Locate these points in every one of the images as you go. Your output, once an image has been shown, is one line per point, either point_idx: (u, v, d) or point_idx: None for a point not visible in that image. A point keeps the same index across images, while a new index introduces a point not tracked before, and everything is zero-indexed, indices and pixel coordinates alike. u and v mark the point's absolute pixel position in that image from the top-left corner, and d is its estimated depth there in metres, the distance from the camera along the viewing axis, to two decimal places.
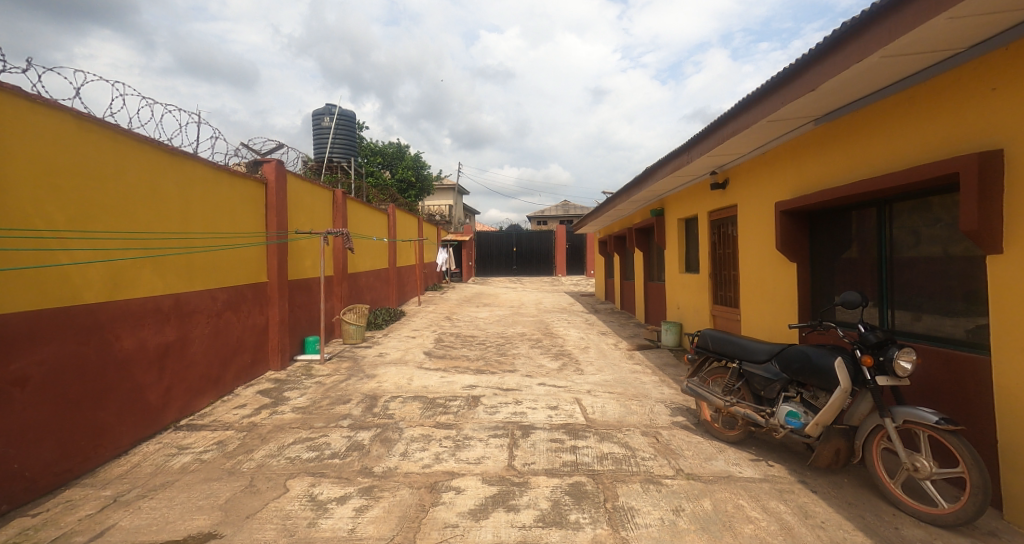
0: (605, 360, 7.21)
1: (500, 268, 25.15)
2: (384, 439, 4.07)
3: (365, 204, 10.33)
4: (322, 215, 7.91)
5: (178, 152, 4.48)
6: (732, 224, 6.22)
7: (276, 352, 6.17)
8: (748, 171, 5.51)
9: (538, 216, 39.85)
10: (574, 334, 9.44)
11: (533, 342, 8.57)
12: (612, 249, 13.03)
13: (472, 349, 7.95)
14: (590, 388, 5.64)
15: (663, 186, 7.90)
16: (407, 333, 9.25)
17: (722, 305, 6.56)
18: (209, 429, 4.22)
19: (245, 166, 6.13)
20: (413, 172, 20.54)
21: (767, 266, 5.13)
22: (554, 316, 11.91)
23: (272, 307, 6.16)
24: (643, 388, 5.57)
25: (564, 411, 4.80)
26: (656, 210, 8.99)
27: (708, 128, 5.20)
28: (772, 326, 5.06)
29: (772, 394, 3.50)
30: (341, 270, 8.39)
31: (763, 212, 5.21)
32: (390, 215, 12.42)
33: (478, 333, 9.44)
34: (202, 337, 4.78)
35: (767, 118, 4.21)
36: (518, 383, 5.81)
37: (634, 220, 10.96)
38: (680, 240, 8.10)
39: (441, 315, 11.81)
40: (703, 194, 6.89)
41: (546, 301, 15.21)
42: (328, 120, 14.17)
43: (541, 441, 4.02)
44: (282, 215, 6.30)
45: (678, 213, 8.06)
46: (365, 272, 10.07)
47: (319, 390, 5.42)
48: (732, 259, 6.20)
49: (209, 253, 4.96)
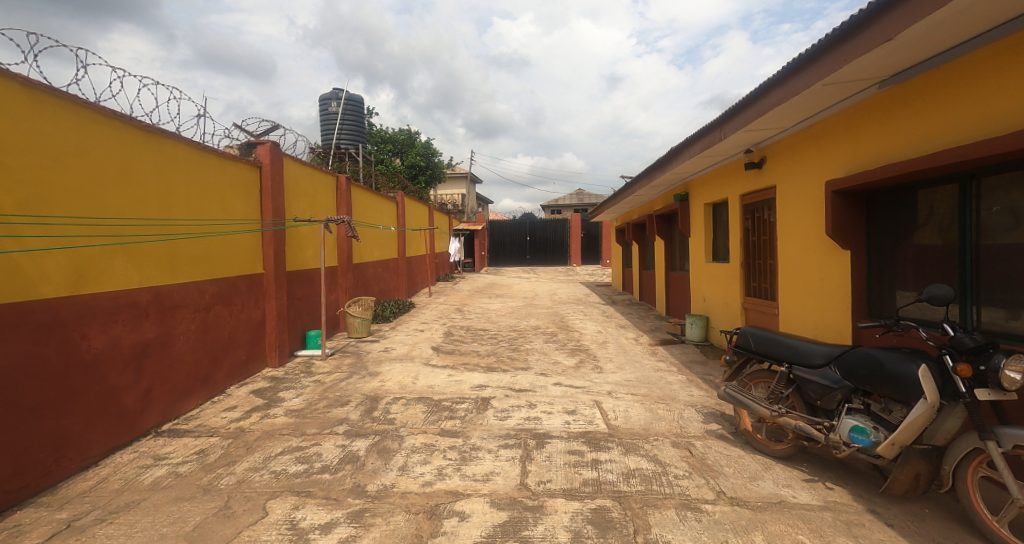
0: (626, 356, 6.70)
1: (514, 257, 24.66)
2: (382, 450, 3.64)
3: (372, 191, 9.89)
4: (323, 202, 7.50)
5: (154, 130, 4.04)
6: (768, 208, 5.64)
7: (273, 348, 5.79)
8: (790, 147, 4.92)
9: (551, 205, 39.20)
10: (591, 327, 8.94)
11: (548, 336, 8.09)
12: (630, 238, 12.44)
13: (483, 344, 7.50)
14: (611, 389, 5.15)
15: (687, 168, 7.33)
16: (416, 326, 8.85)
17: (755, 297, 6.00)
18: (192, 436, 3.82)
19: (238, 149, 5.72)
20: (423, 159, 20.03)
21: (812, 255, 4.56)
22: (569, 308, 11.41)
23: (268, 300, 5.77)
24: (670, 389, 5.06)
25: (583, 416, 4.33)
26: (680, 195, 8.40)
27: (747, 97, 4.62)
28: (817, 322, 4.51)
29: (831, 404, 2.97)
30: (345, 261, 8.02)
31: (808, 194, 4.64)
32: (398, 203, 11.99)
33: (490, 326, 8.99)
34: (187, 334, 4.38)
35: (823, 82, 3.64)
36: (532, 383, 5.34)
37: (655, 207, 10.36)
38: (707, 227, 7.53)
39: (452, 307, 11.38)
40: (733, 176, 6.30)
41: (561, 291, 14.71)
42: (335, 105, 13.74)
43: (557, 454, 3.56)
44: (279, 201, 5.87)
45: (705, 197, 7.47)
46: (372, 262, 9.67)
47: (317, 391, 5.02)
48: (768, 247, 5.63)
49: (194, 241, 4.53)
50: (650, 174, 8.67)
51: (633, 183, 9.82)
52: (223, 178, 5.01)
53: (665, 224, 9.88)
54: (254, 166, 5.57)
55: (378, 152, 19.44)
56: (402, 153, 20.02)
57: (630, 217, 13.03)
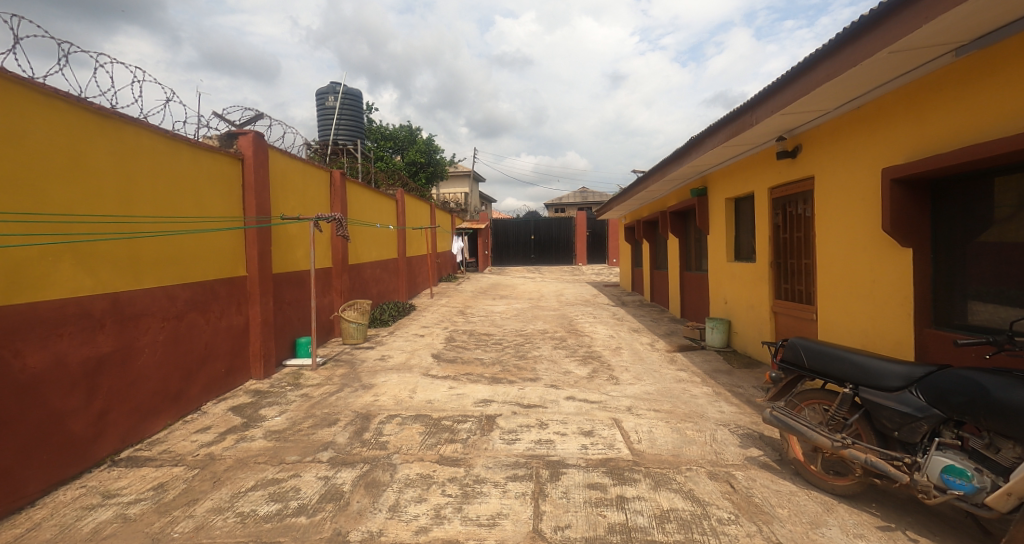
0: (642, 364, 6.17)
1: (518, 257, 24.15)
2: (371, 484, 3.12)
3: (370, 187, 9.39)
4: (315, 198, 6.99)
5: (111, 113, 3.53)
6: (803, 202, 5.09)
7: (258, 358, 5.27)
8: (835, 132, 4.36)
9: (555, 204, 38.71)
10: (602, 331, 8.40)
11: (556, 342, 7.56)
12: (640, 236, 11.89)
13: (487, 350, 6.98)
14: (630, 404, 4.62)
15: (708, 159, 6.77)
16: (415, 330, 8.34)
17: (786, 301, 5.47)
18: (154, 466, 3.30)
19: (218, 140, 5.20)
20: (424, 156, 19.49)
21: (862, 255, 4.02)
22: (576, 310, 10.88)
23: (251, 305, 5.26)
24: (697, 405, 4.53)
25: (601, 439, 3.81)
26: (697, 189, 7.85)
27: (787, 74, 4.07)
28: (867, 331, 3.98)
29: (913, 437, 2.45)
30: (340, 262, 7.57)
31: (855, 185, 4.09)
32: (398, 201, 11.49)
33: (494, 331, 8.47)
34: (154, 346, 3.87)
35: (888, 50, 3.10)
36: (542, 398, 4.82)
37: (668, 203, 9.81)
38: (729, 223, 6.99)
39: (454, 309, 10.87)
40: (762, 167, 5.73)
41: (568, 292, 14.18)
42: (331, 99, 13.24)
43: (575, 489, 3.04)
44: (263, 197, 5.36)
45: (727, 191, 6.92)
46: (369, 263, 9.19)
47: (303, 407, 4.51)
48: (803, 245, 5.09)
49: (163, 240, 4.02)
50: (665, 167, 8.11)
51: (645, 178, 9.28)
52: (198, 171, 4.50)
53: (679, 221, 9.34)
54: (234, 158, 5.05)
55: (378, 149, 18.96)
56: (403, 150, 19.49)
57: (640, 214, 12.48)
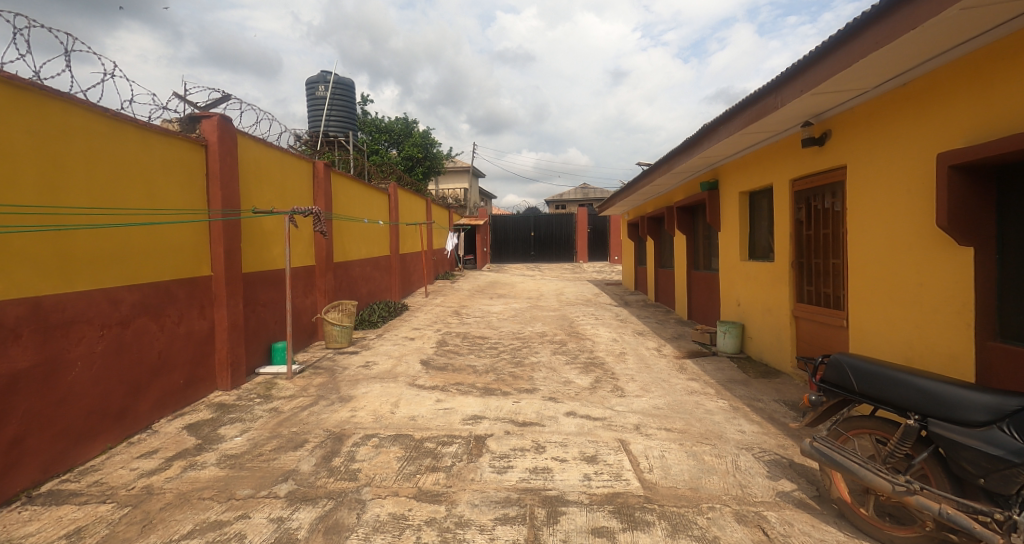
0: (650, 373, 5.64)
1: (517, 254, 23.64)
2: (332, 528, 2.61)
3: (359, 180, 8.86)
4: (295, 191, 6.47)
5: (30, 86, 3.00)
6: (831, 194, 4.56)
7: (225, 367, 4.74)
8: (873, 114, 3.82)
9: (556, 200, 38.20)
10: (605, 334, 7.88)
11: (555, 347, 7.04)
12: (644, 232, 11.36)
13: (480, 356, 6.46)
14: (638, 422, 4.10)
15: (721, 150, 6.24)
16: (405, 333, 7.83)
17: (808, 304, 4.94)
18: (76, 504, 2.78)
19: (179, 124, 4.67)
20: (421, 150, 18.92)
21: (907, 254, 3.49)
22: (577, 310, 10.36)
23: (217, 308, 4.74)
24: (713, 424, 4.01)
25: (607, 467, 3.29)
26: (708, 183, 7.33)
27: (823, 45, 3.53)
28: (912, 342, 3.45)
29: (1007, 489, 1.93)
30: (324, 259, 7.10)
31: (899, 175, 3.56)
32: (391, 195, 10.96)
33: (489, 333, 7.95)
34: (91, 358, 3.35)
35: (957, 7, 2.56)
36: (538, 413, 4.31)
37: (675, 198, 9.27)
38: (743, 219, 6.47)
39: (449, 309, 10.36)
40: (783, 157, 5.20)
41: (568, 291, 13.66)
42: (322, 89, 12.67)
43: (576, 536, 2.53)
44: (230, 188, 4.83)
45: (741, 184, 6.40)
46: (358, 261, 8.69)
47: (269, 425, 4.00)
48: (831, 243, 4.56)
49: (103, 236, 3.50)
50: (672, 159, 7.59)
51: (651, 171, 8.76)
52: (148, 157, 3.97)
53: (687, 216, 8.82)
54: (195, 144, 4.53)
55: (373, 142, 18.44)
56: (399, 143, 18.97)
57: (644, 210, 11.94)
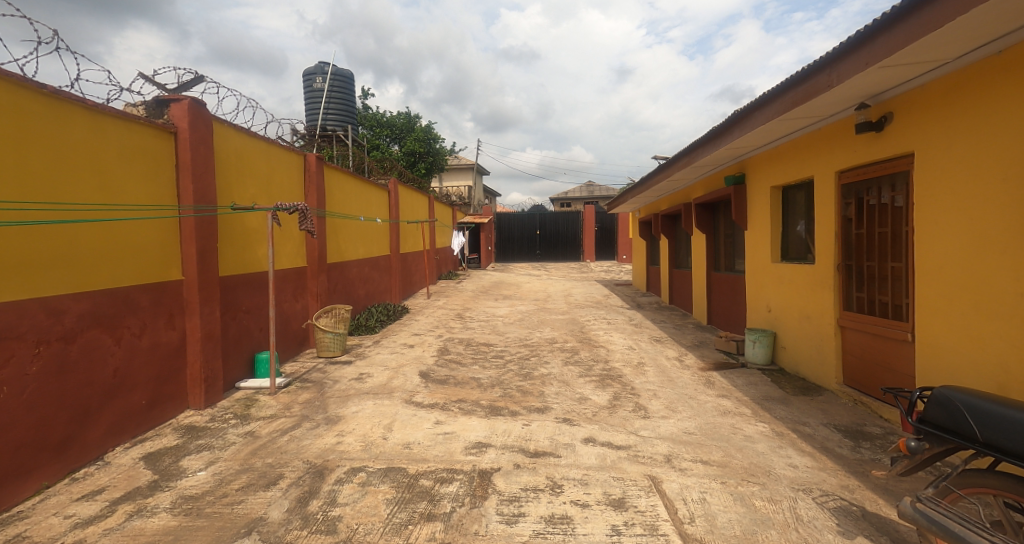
0: (674, 389, 5.07)
1: (523, 253, 23.07)
2: None
3: (356, 175, 8.31)
4: (284, 186, 5.94)
5: None
6: (891, 187, 3.97)
7: (197, 383, 4.17)
8: (955, 91, 3.22)
9: (560, 198, 37.62)
10: (619, 341, 7.31)
11: (567, 356, 6.48)
12: (658, 231, 10.77)
13: (485, 367, 5.91)
14: (669, 452, 3.53)
15: (752, 140, 5.64)
16: (405, 339, 7.28)
17: (859, 313, 4.35)
18: None
19: (145, 108, 4.11)
20: (423, 145, 18.37)
21: (1005, 257, 2.89)
22: (588, 313, 9.79)
23: (189, 316, 4.17)
24: (757, 456, 3.43)
25: (641, 515, 2.72)
26: (733, 177, 6.74)
27: (897, 8, 2.94)
28: (1009, 364, 2.86)
29: None
30: (316, 261, 6.62)
31: (996, 162, 2.96)
32: (392, 191, 10.43)
33: (495, 339, 7.39)
34: (22, 382, 2.81)
35: None
36: (552, 440, 3.75)
37: (694, 193, 8.66)
38: (775, 216, 5.89)
39: (452, 312, 9.81)
40: (829, 146, 4.60)
41: (577, 292, 13.09)
42: (320, 80, 12.11)
43: None
44: (205, 181, 4.28)
45: (774, 178, 5.81)
46: (355, 261, 8.19)
47: (241, 454, 3.45)
48: (890, 243, 3.97)
49: (38, 235, 2.95)
50: (694, 151, 7.00)
51: (669, 165, 8.18)
52: (101, 144, 3.42)
53: (706, 214, 8.25)
54: (162, 131, 3.99)
55: (374, 137, 17.89)
56: (401, 139, 18.40)
57: (657, 207, 11.35)
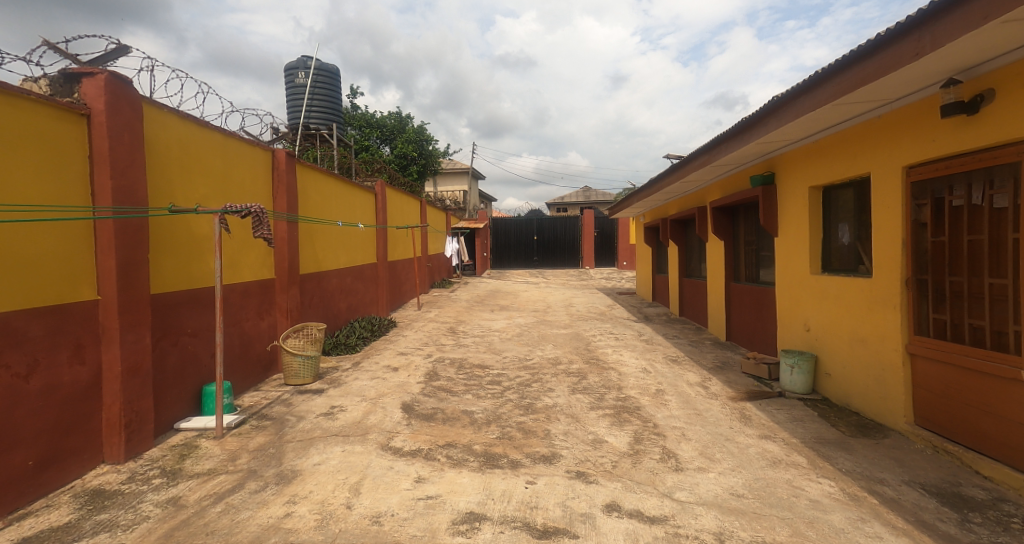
0: (705, 427, 4.24)
1: (519, 259, 22.25)
2: None
3: (338, 176, 7.51)
4: (245, 185, 5.12)
5: None
6: (988, 185, 3.21)
7: (114, 431, 3.25)
8: None
9: (557, 203, 36.88)
10: (631, 362, 6.49)
11: (573, 382, 5.66)
12: (667, 237, 10.02)
13: (480, 397, 5.08)
14: (721, 528, 2.70)
15: (790, 134, 4.88)
16: (389, 361, 6.44)
17: (941, 340, 3.56)
18: None
19: (47, 84, 3.23)
20: (415, 147, 17.59)
21: None
22: (592, 327, 8.98)
23: (105, 347, 3.26)
24: (837, 536, 2.61)
25: None
26: (760, 177, 5.98)
27: None
28: None
29: None
30: (286, 272, 5.79)
31: None
32: (380, 194, 9.66)
33: (491, 360, 6.56)
34: None
35: None
36: (566, 509, 2.91)
37: (710, 196, 7.92)
38: (815, 220, 5.12)
39: (444, 326, 8.96)
40: (894, 135, 3.85)
41: (579, 301, 12.28)
42: (302, 76, 11.30)
43: None
44: (131, 177, 3.41)
45: (812, 177, 5.06)
46: (336, 271, 7.43)
47: (152, 537, 2.57)
48: (990, 253, 3.22)
49: None
50: (714, 147, 6.26)
51: (683, 165, 7.44)
52: None
53: (725, 219, 7.49)
54: (68, 112, 3.11)
55: (364, 137, 17.04)
56: (392, 139, 17.60)
57: (665, 212, 10.61)
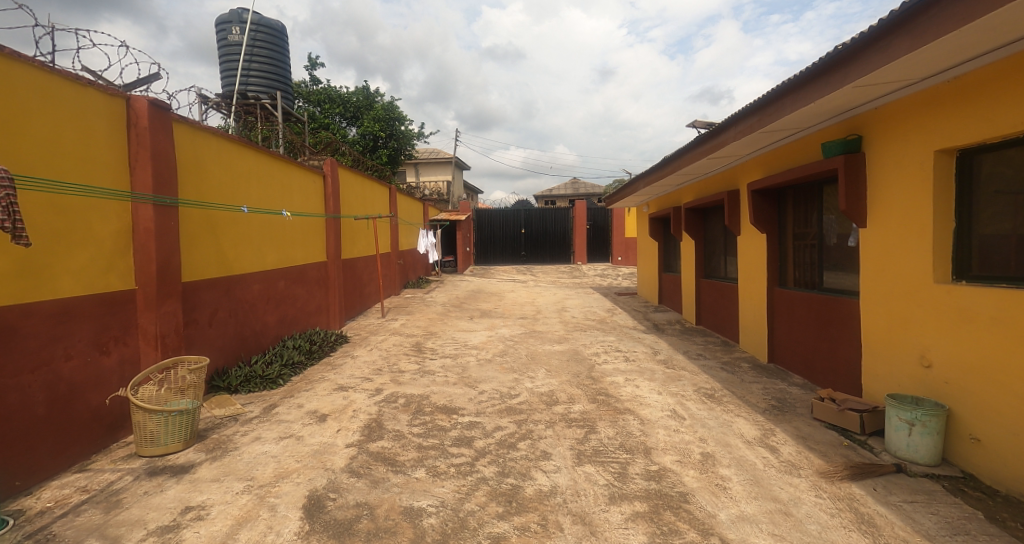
0: None
1: (505, 255, 20.41)
2: None
3: (256, 147, 5.57)
4: (57, 141, 3.22)
5: None
6: None
7: None
8: None
9: (545, 195, 35.11)
10: (653, 400, 4.73)
11: (577, 439, 3.87)
12: (681, 228, 8.30)
13: (436, 477, 3.28)
14: None
15: (920, 66, 3.10)
16: (318, 403, 4.58)
17: None
18: None
19: None
20: (383, 126, 15.63)
21: None
22: (593, 341, 7.21)
23: None
24: None
25: None
26: (839, 143, 4.21)
27: None
28: None
29: None
30: (154, 279, 3.90)
31: None
32: (329, 175, 7.75)
33: (461, 399, 4.75)
34: None
35: None
36: None
37: (748, 175, 6.14)
38: (947, 202, 3.37)
39: (408, 341, 7.12)
40: None
41: (574, 305, 10.51)
42: (237, 32, 9.38)
43: None
44: None
45: (943, 135, 3.29)
46: (257, 275, 5.58)
47: None
48: None
49: None
50: (769, 105, 4.47)
51: (714, 134, 5.65)
52: None
53: (769, 205, 5.75)
54: None
55: (324, 115, 15.02)
56: (358, 118, 15.61)
57: (677, 200, 8.85)
